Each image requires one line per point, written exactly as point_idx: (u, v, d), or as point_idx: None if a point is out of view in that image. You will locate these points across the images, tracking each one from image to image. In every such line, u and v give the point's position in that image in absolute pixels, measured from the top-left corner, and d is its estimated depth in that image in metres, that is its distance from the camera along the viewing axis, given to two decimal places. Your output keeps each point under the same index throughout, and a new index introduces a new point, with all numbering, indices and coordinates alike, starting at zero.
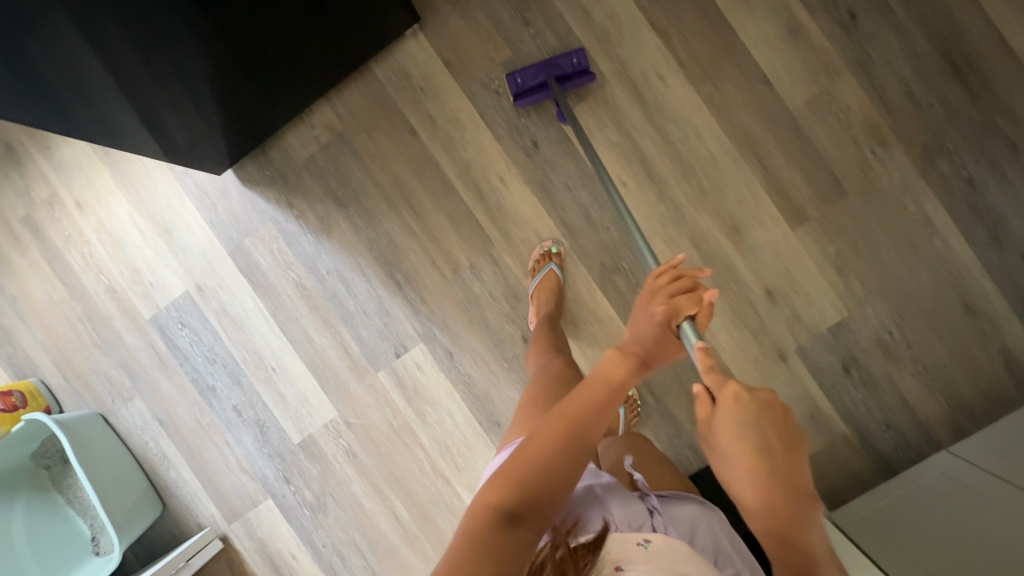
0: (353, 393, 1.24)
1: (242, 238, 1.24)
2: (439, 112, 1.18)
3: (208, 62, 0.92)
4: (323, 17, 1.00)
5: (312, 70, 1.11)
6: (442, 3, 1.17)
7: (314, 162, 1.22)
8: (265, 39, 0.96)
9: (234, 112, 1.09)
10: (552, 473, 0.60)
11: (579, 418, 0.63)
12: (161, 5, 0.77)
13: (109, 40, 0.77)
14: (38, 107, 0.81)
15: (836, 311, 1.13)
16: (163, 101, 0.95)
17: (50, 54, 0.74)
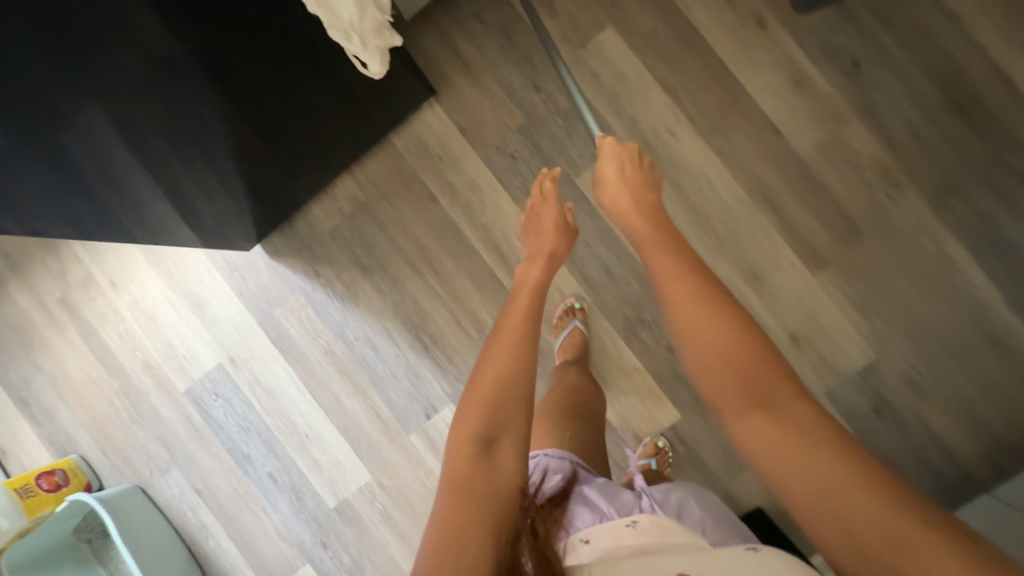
0: (386, 455, 1.26)
1: (271, 308, 1.27)
2: (456, 177, 1.22)
3: (231, 141, 0.94)
4: (336, 85, 1.02)
5: (333, 145, 1.15)
6: (455, 74, 1.21)
7: (338, 232, 1.25)
8: (284, 111, 0.97)
9: (261, 189, 1.12)
10: (500, 386, 0.71)
11: (502, 333, 0.79)
12: (192, 97, 0.79)
13: (141, 130, 0.78)
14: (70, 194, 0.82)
15: (862, 353, 1.13)
16: (190, 182, 0.97)
17: (93, 156, 0.76)
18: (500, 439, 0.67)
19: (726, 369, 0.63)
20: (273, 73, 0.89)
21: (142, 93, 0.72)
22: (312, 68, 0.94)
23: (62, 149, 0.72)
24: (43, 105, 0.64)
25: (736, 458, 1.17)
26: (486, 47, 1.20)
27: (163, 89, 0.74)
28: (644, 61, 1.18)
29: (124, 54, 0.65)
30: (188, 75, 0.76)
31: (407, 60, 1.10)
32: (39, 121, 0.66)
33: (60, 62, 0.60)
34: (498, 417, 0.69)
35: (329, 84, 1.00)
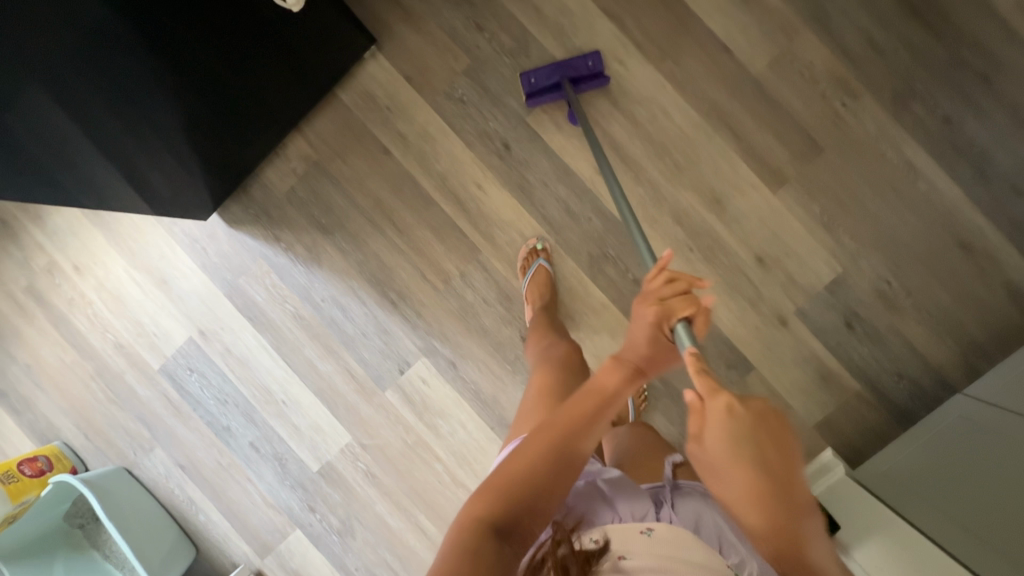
0: (364, 415, 1.26)
1: (236, 278, 1.27)
2: (408, 127, 1.20)
3: (182, 116, 0.96)
4: (279, 44, 1.02)
5: (279, 104, 1.13)
6: (398, 22, 1.18)
7: (294, 195, 1.24)
8: (229, 75, 0.98)
9: (210, 155, 1.11)
10: (535, 489, 0.59)
11: (569, 424, 0.64)
12: (134, 69, 0.82)
13: (83, 101, 0.79)
14: (28, 182, 0.84)
15: (829, 269, 1.12)
16: (147, 162, 0.98)
17: (41, 137, 0.79)
18: (522, 527, 0.57)
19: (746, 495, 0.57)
20: (212, 40, 0.91)
21: (75, 58, 0.74)
22: (246, 23, 0.94)
23: (7, 128, 0.74)
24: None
25: None
26: None
27: (103, 61, 0.77)
28: None
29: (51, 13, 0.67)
30: (126, 46, 0.79)
31: (338, 6, 1.09)
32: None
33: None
34: (530, 512, 0.59)
35: (270, 46, 1.01)
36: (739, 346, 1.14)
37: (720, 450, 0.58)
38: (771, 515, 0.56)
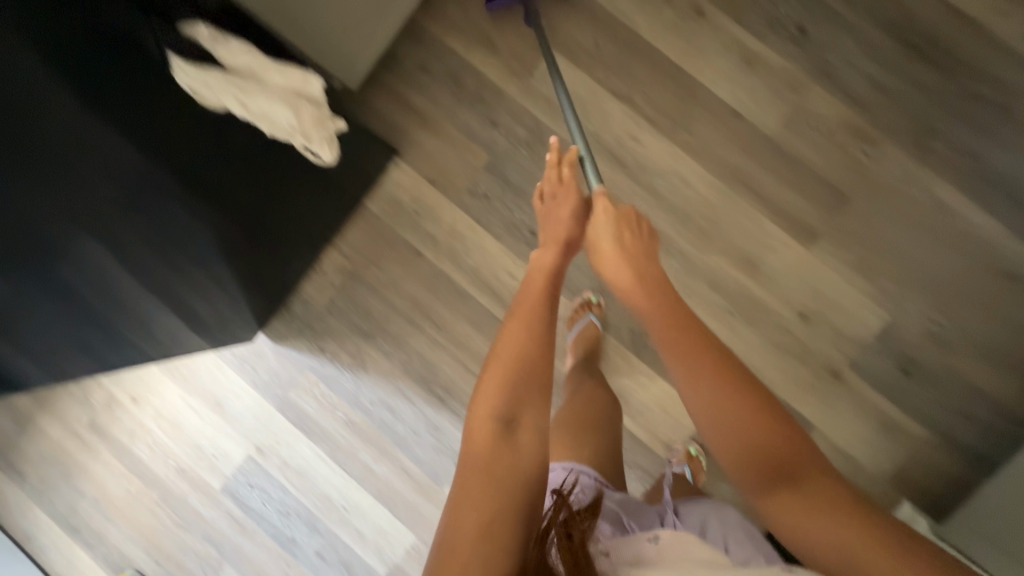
0: (426, 513, 1.26)
1: (286, 392, 1.29)
2: (436, 228, 1.23)
3: (227, 253, 0.97)
4: (308, 172, 1.05)
5: (312, 225, 1.17)
6: (413, 128, 1.22)
7: (334, 304, 1.27)
8: (262, 207, 0.99)
9: (252, 283, 1.14)
10: (518, 364, 0.71)
11: (522, 307, 0.80)
12: (194, 228, 0.83)
13: (135, 245, 0.74)
14: (68, 321, 0.79)
15: (877, 317, 1.10)
16: (194, 296, 1.00)
17: (101, 292, 0.79)
18: (521, 421, 0.67)
19: (726, 413, 0.64)
20: (251, 162, 0.88)
21: (135, 212, 0.68)
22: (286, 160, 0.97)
23: (61, 280, 0.69)
24: (69, 262, 0.67)
25: None
26: (437, 96, 1.21)
27: (170, 229, 0.78)
28: (591, 73, 1.16)
29: (119, 178, 0.61)
30: (192, 213, 0.79)
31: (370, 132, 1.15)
32: (65, 276, 0.69)
33: (59, 202, 0.57)
34: (523, 399, 0.69)
35: (299, 174, 1.03)
36: (796, 405, 1.12)
37: (644, 306, 0.80)
38: (716, 369, 0.68)
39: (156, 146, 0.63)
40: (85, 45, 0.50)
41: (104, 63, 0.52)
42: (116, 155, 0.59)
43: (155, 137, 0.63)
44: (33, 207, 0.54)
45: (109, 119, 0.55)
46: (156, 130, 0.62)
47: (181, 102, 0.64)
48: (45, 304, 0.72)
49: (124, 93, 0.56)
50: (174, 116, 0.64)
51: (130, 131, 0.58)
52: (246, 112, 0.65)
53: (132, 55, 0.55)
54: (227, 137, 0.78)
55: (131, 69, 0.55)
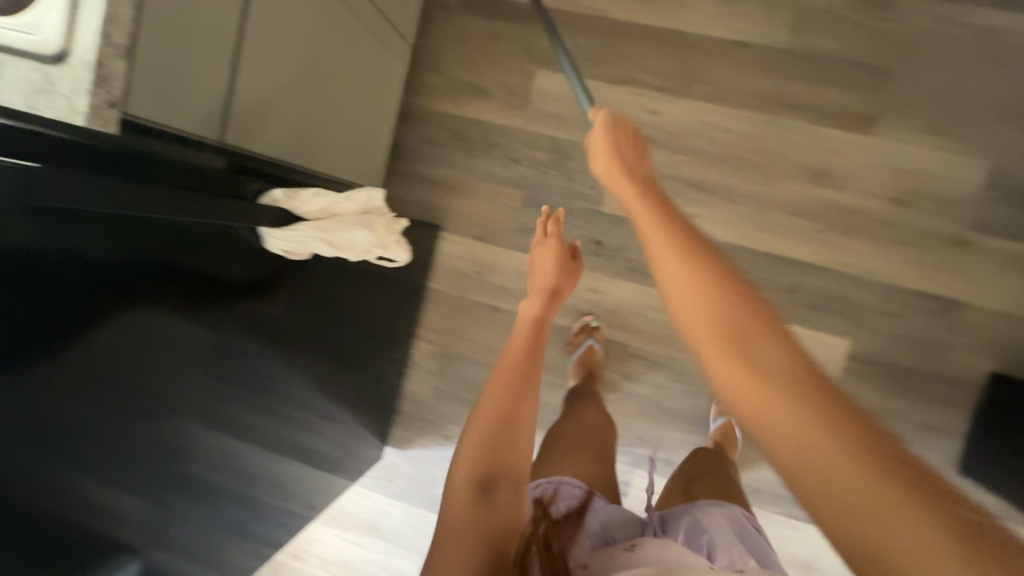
0: None
1: (432, 491, 1.28)
2: (503, 278, 1.21)
3: (315, 379, 0.95)
4: (365, 277, 1.05)
5: (384, 321, 1.15)
6: (442, 197, 1.22)
7: (440, 390, 1.26)
8: (325, 312, 0.96)
9: (350, 398, 1.10)
10: (505, 417, 0.68)
11: (514, 418, 0.69)
12: (260, 364, 0.79)
13: (230, 407, 0.75)
14: (214, 515, 0.76)
15: (976, 168, 1.03)
16: (310, 434, 0.99)
17: (220, 470, 0.75)
18: (499, 491, 0.64)
19: (789, 415, 0.32)
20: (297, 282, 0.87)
21: (205, 379, 0.69)
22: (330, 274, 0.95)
23: (190, 479, 0.70)
24: (147, 450, 0.63)
25: (935, 343, 1.05)
26: (451, 159, 1.22)
27: (231, 373, 0.74)
28: (585, 72, 1.16)
29: (168, 352, 0.63)
30: (244, 349, 0.75)
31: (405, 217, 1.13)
32: (152, 467, 0.64)
33: (117, 399, 0.57)
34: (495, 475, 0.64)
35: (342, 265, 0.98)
36: (934, 289, 1.05)
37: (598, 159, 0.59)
38: (666, 240, 0.42)
39: (188, 308, 0.65)
40: (79, 232, 0.52)
41: (107, 239, 0.54)
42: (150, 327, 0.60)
43: (184, 297, 0.64)
44: (99, 416, 0.56)
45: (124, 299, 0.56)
46: (182, 289, 0.64)
47: (195, 248, 0.66)
48: (194, 506, 0.72)
49: (135, 264, 0.57)
50: (196, 266, 0.66)
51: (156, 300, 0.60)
52: (329, 245, 0.69)
53: (131, 223, 0.57)
54: (261, 269, 0.78)
55: (134, 237, 0.57)
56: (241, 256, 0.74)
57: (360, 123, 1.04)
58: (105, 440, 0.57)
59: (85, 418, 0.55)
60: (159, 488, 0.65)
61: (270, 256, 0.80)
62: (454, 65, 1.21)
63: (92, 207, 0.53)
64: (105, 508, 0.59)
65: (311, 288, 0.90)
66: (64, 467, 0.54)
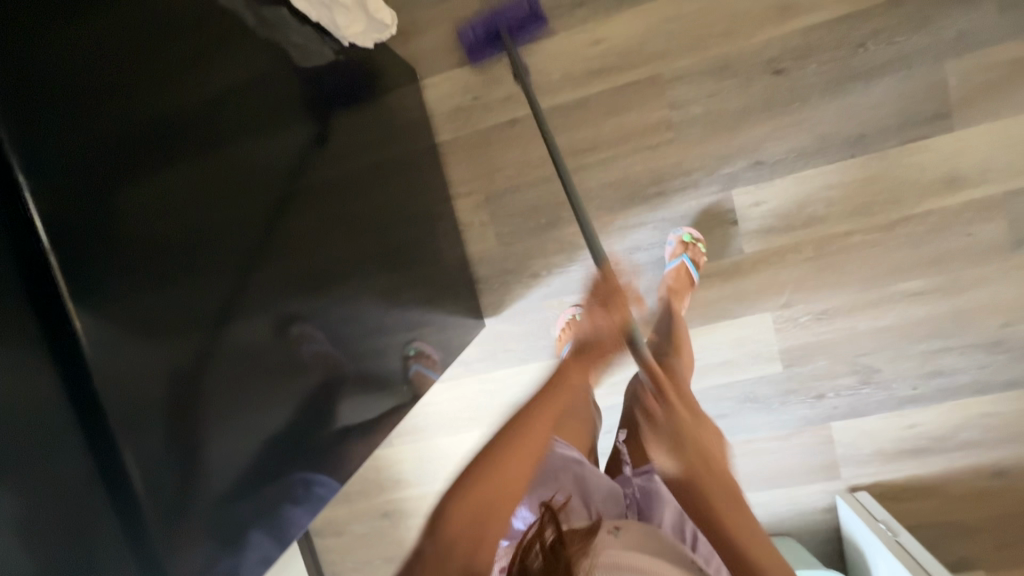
0: (755, 286, 1.10)
1: (551, 336, 1.19)
2: (504, 87, 1.12)
3: (376, 288, 0.91)
4: (368, 161, 0.95)
5: (411, 194, 1.06)
6: (405, 47, 1.14)
7: (503, 234, 1.18)
8: (343, 154, 0.88)
9: (409, 256, 1.03)
10: (510, 493, 0.56)
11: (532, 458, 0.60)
12: (325, 313, 0.76)
13: (328, 350, 0.76)
14: (346, 460, 0.79)
15: None
16: (395, 341, 0.96)
17: (335, 430, 0.76)
18: (488, 537, 0.53)
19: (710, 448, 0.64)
20: (308, 151, 0.79)
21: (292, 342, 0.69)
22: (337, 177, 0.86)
23: (310, 454, 0.71)
24: (258, 460, 0.62)
25: None
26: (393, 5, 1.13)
27: (299, 343, 0.70)
28: None
29: (228, 393, 0.59)
30: (301, 309, 0.71)
31: (380, 87, 1.02)
32: (269, 465, 0.64)
33: (200, 435, 0.55)
34: (490, 518, 0.53)
35: (318, 53, 0.85)
36: None
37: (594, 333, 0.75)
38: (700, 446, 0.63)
39: (237, 305, 0.61)
40: (131, 268, 0.51)
41: (156, 258, 0.53)
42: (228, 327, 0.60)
43: (242, 315, 0.62)
44: (194, 455, 0.55)
45: (197, 321, 0.57)
46: (212, 312, 0.58)
47: (223, 252, 0.61)
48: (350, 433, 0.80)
49: (171, 293, 0.54)
50: (217, 278, 0.59)
51: (223, 303, 0.60)
52: None
53: (151, 233, 0.53)
54: (271, 183, 0.71)
55: (162, 248, 0.54)
56: (259, 170, 0.69)
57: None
58: (247, 458, 0.61)
59: (220, 446, 0.58)
60: (301, 462, 0.69)
61: (275, 203, 0.71)
62: None
63: (99, 267, 0.48)
64: (249, 520, 0.62)
65: (330, 203, 0.83)
66: (232, 494, 0.59)
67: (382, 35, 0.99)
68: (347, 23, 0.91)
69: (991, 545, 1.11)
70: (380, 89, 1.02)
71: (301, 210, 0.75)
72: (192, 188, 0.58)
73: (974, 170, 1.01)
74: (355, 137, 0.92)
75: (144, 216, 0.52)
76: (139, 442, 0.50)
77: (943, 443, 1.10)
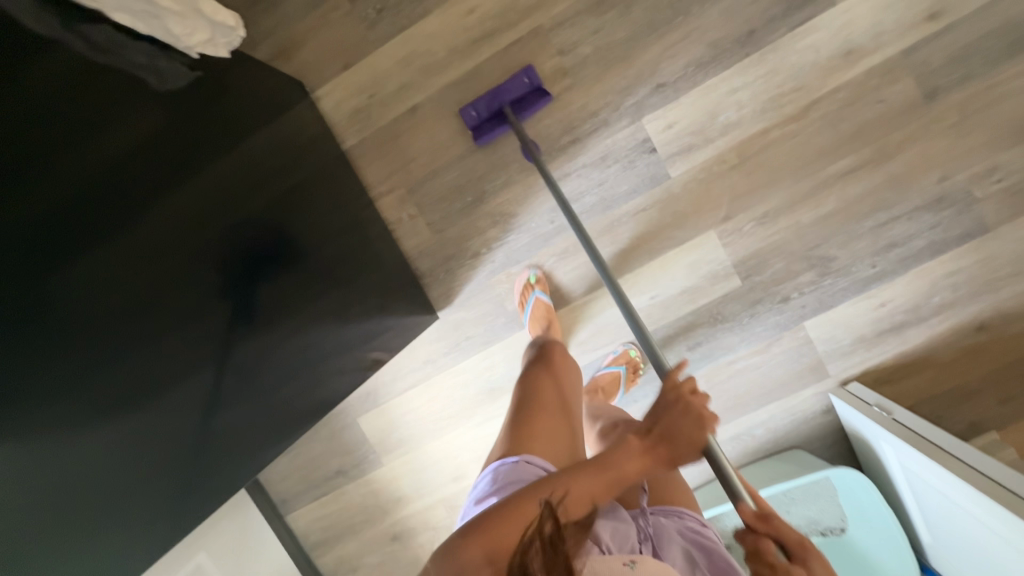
0: (691, 207, 1.09)
1: (507, 311, 1.16)
2: (396, 78, 1.11)
3: (294, 313, 0.90)
4: (274, 184, 0.93)
5: (326, 205, 1.04)
6: (288, 63, 1.12)
7: (434, 223, 1.15)
8: (246, 173, 0.87)
9: (342, 267, 1.01)
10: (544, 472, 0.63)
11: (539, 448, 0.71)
12: (215, 360, 0.76)
13: (260, 378, 0.85)
14: (218, 480, 0.84)
15: None
16: (324, 350, 0.96)
17: (206, 462, 0.80)
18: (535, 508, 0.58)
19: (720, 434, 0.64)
20: (212, 184, 0.79)
21: (221, 384, 0.78)
22: (239, 205, 0.84)
23: (175, 491, 0.75)
24: (111, 510, 0.66)
25: None
26: (266, 25, 1.12)
27: (183, 397, 0.72)
28: None
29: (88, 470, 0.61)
30: (189, 362, 0.72)
31: (264, 100, 0.99)
32: (126, 510, 0.68)
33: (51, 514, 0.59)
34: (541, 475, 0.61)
35: (176, 76, 0.80)
36: None
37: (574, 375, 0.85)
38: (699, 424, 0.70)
39: (114, 392, 0.62)
40: (60, 380, 0.56)
41: (46, 373, 0.54)
42: (156, 398, 0.67)
43: (121, 394, 0.63)
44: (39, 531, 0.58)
45: (87, 419, 0.59)
46: (88, 405, 0.59)
47: (109, 342, 0.60)
48: (271, 445, 0.94)
49: (39, 400, 0.54)
50: (99, 370, 0.60)
51: (120, 387, 0.62)
52: None
53: (26, 344, 0.52)
54: (171, 250, 0.69)
55: (36, 356, 0.53)
56: (156, 236, 0.67)
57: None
58: (124, 505, 0.68)
59: (94, 504, 0.64)
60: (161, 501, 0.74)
61: (173, 266, 0.69)
62: None
63: None
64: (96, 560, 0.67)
65: (235, 233, 0.82)
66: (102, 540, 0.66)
67: (232, 38, 0.94)
68: (188, 32, 0.83)
69: (994, 402, 1.09)
70: (264, 102, 0.98)
71: (198, 260, 0.73)
72: (90, 286, 0.58)
73: (868, 36, 1.01)
74: (251, 162, 0.89)
75: (65, 327, 0.56)
76: (78, 507, 0.62)
77: (918, 313, 1.08)
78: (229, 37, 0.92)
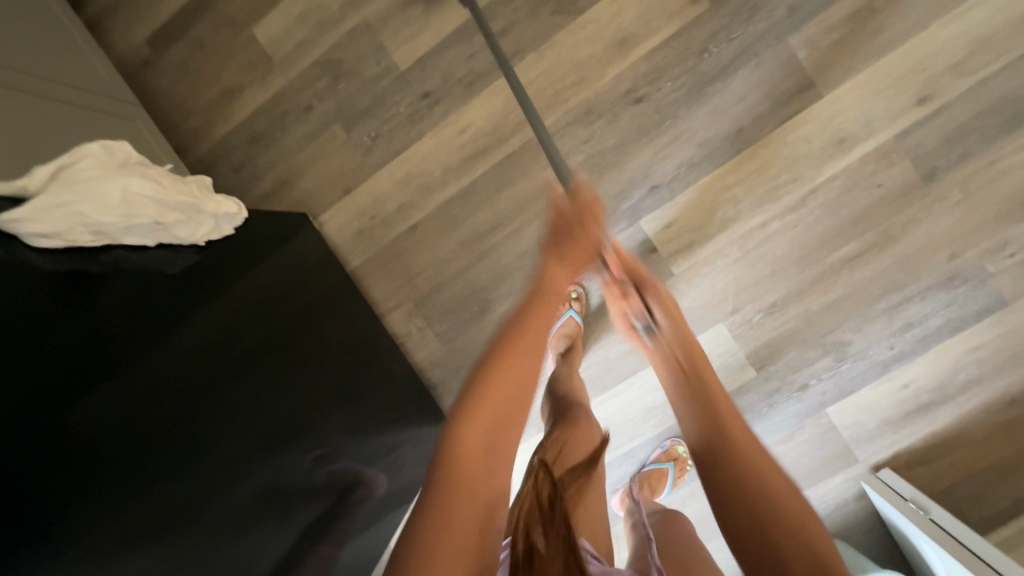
0: (696, 302, 1.08)
1: None
2: (394, 199, 1.14)
3: (322, 432, 0.90)
4: (296, 318, 0.96)
5: (340, 330, 1.05)
6: (291, 192, 1.17)
7: (442, 332, 1.17)
8: (264, 312, 0.92)
9: (359, 389, 1.02)
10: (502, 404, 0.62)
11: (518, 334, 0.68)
12: (251, 483, 0.75)
13: (297, 498, 0.82)
14: None
15: None
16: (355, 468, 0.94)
17: None
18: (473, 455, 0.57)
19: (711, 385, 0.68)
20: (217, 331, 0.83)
21: (262, 507, 0.76)
22: (259, 344, 0.88)
23: None
24: None
25: None
26: (269, 159, 1.17)
27: (225, 529, 0.70)
28: None
29: None
30: (227, 491, 0.72)
31: (275, 240, 1.04)
32: None
33: None
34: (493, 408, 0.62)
35: (177, 261, 0.88)
36: None
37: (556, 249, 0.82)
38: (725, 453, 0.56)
39: (154, 523, 0.62)
40: (94, 518, 0.58)
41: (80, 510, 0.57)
42: (190, 528, 0.66)
43: (162, 524, 0.63)
44: None
45: (132, 547, 0.60)
46: (133, 535, 0.60)
47: (144, 476, 0.63)
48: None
49: (81, 536, 0.56)
50: (137, 502, 0.62)
51: (160, 517, 0.63)
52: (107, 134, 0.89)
53: (58, 490, 0.56)
54: (186, 381, 0.74)
55: (71, 501, 0.56)
56: (171, 374, 0.72)
57: (108, 97, 1.11)
58: None
59: None
60: None
61: (190, 399, 0.73)
62: (193, 94, 1.19)
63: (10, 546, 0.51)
64: None
65: (254, 366, 0.85)
66: None
67: (234, 220, 1.00)
68: (191, 231, 0.91)
69: None
70: (279, 242, 1.04)
71: (218, 393, 0.77)
72: (112, 427, 0.63)
73: (859, 124, 1.01)
74: (270, 299, 0.94)
75: (87, 468, 0.59)
76: None
77: (945, 392, 1.05)
78: (232, 221, 1.00)
